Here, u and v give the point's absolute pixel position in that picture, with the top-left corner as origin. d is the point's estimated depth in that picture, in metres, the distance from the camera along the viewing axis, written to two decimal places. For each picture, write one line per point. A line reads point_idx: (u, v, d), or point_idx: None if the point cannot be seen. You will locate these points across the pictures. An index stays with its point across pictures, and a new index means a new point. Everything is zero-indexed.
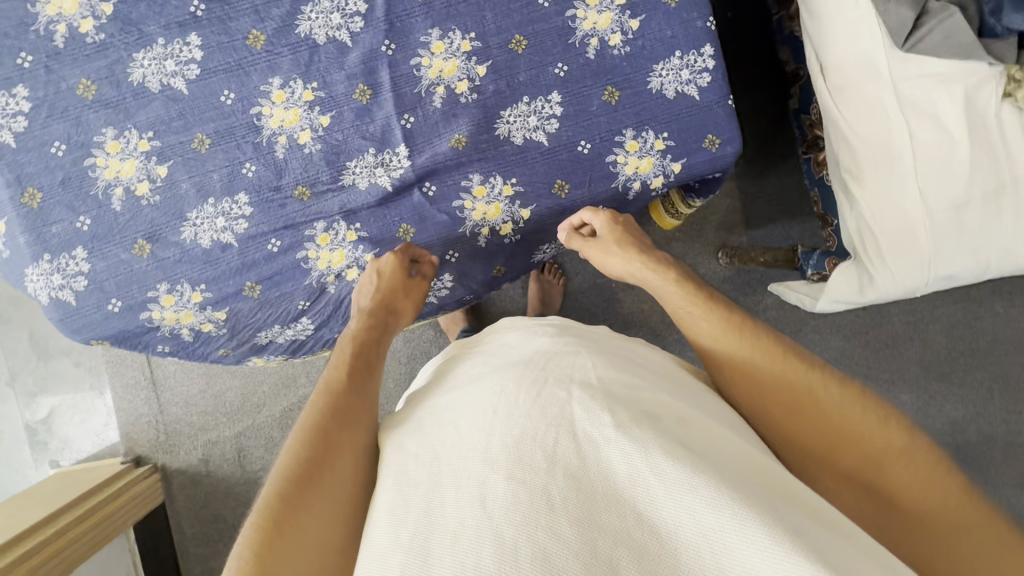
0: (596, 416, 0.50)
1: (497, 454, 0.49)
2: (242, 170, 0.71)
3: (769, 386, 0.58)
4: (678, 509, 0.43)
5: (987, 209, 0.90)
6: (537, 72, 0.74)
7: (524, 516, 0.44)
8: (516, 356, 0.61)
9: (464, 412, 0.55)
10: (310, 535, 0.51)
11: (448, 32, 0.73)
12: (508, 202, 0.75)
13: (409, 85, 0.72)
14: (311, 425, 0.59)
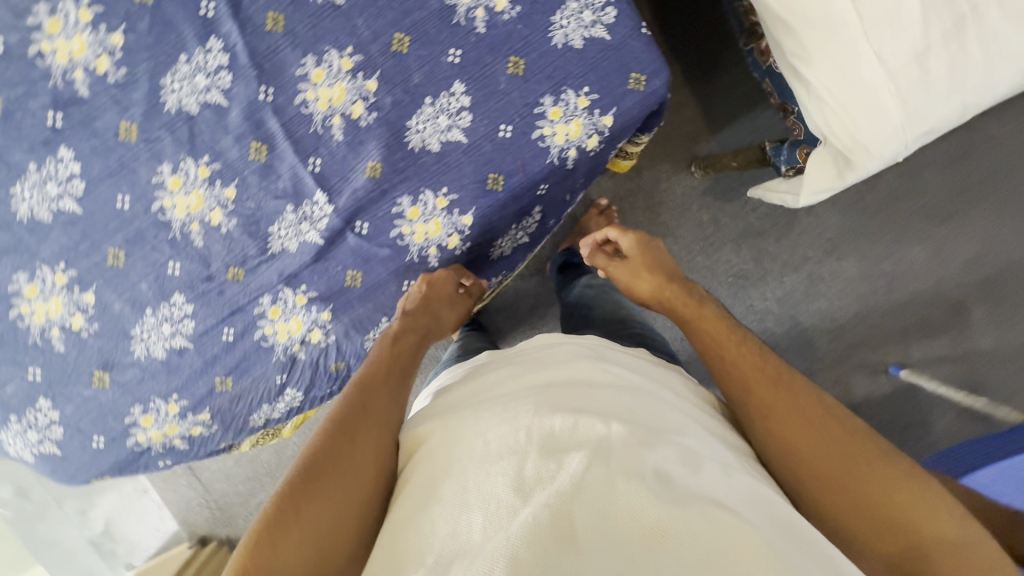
0: (631, 454, 0.55)
1: (528, 483, 0.53)
2: (168, 272, 0.68)
3: (793, 411, 0.71)
4: (689, 534, 0.49)
5: (951, 50, 0.83)
6: (430, 67, 0.68)
7: (542, 541, 0.48)
8: (562, 384, 0.67)
9: (497, 428, 0.60)
10: (308, 532, 0.54)
11: (324, 55, 0.66)
12: (446, 213, 0.70)
13: (303, 127, 0.67)
14: (334, 425, 0.63)
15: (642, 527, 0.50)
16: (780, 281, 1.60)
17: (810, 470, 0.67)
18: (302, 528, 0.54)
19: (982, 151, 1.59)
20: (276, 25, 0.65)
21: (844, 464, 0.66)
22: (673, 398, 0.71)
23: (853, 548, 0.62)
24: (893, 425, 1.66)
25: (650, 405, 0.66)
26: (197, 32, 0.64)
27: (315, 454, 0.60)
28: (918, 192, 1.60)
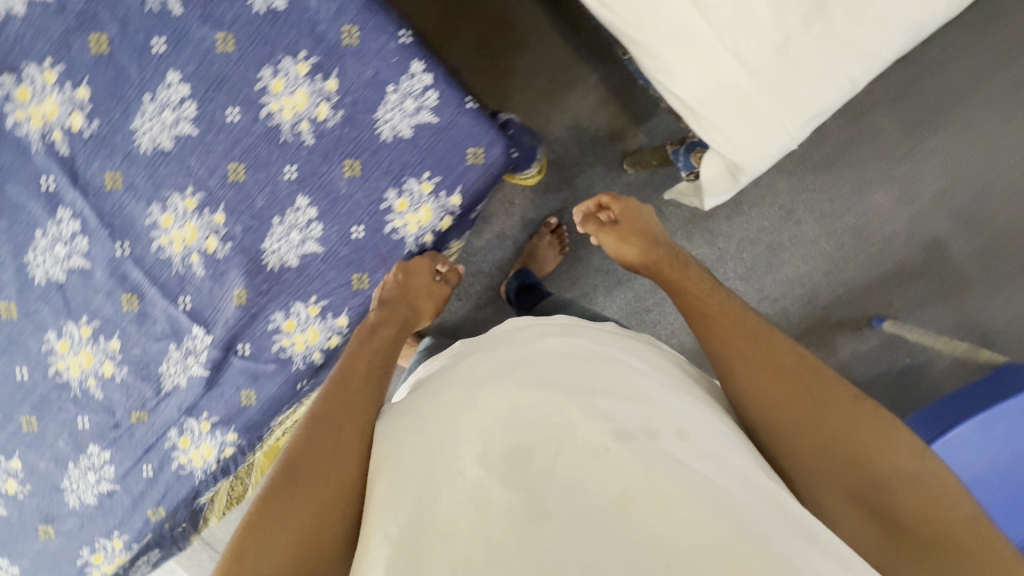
0: (596, 424, 0.61)
1: (497, 458, 0.61)
2: (78, 426, 0.72)
3: (777, 360, 0.76)
4: (645, 491, 0.55)
5: (816, 29, 0.79)
6: (270, 188, 0.69)
7: (519, 515, 0.56)
8: (534, 360, 0.74)
9: (469, 414, 0.67)
10: (292, 527, 0.61)
11: (166, 199, 0.68)
12: (321, 320, 0.73)
13: (164, 271, 0.70)
14: (311, 429, 0.68)
15: (611, 496, 0.56)
16: (740, 257, 1.54)
17: (787, 408, 0.72)
18: (292, 522, 0.61)
19: (928, 79, 1.49)
20: (114, 182, 0.68)
21: (810, 407, 0.71)
22: (643, 369, 0.77)
23: (817, 483, 0.68)
24: (884, 378, 1.61)
25: (614, 374, 0.71)
26: (44, 205, 0.69)
27: (294, 457, 0.66)
28: (872, 137, 1.50)
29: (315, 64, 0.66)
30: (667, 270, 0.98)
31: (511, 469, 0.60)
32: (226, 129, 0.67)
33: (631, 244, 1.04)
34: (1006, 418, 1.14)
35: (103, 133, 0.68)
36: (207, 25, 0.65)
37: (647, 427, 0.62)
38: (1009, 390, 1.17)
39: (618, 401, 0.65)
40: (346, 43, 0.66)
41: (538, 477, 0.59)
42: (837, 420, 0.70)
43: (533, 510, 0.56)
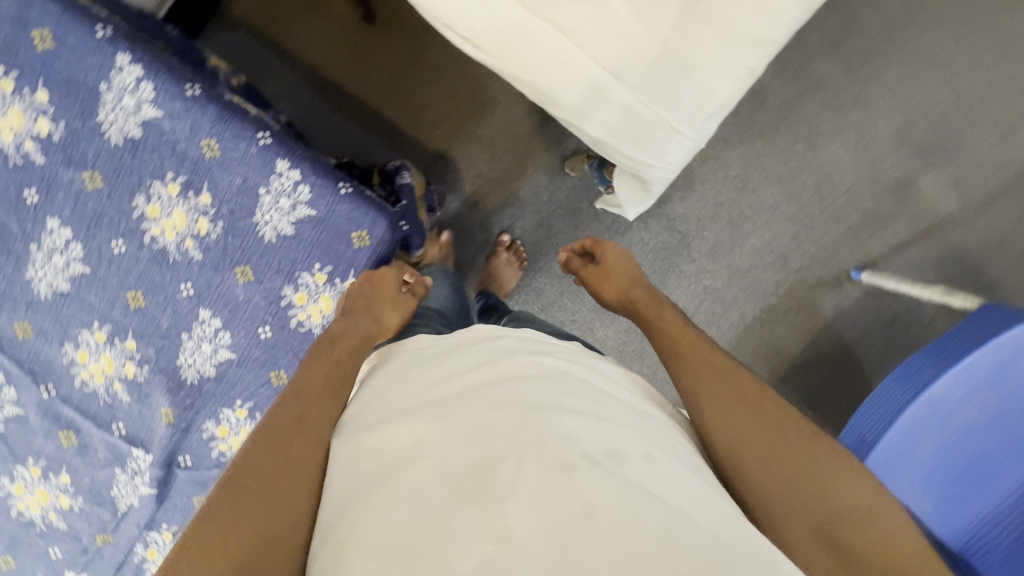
0: (563, 443, 0.60)
1: (459, 478, 0.58)
2: (51, 554, 0.87)
3: (740, 397, 0.74)
4: (595, 511, 0.53)
5: (691, 28, 0.76)
6: (172, 308, 0.81)
7: (484, 534, 0.52)
8: (499, 376, 0.70)
9: (434, 423, 0.64)
10: (237, 541, 0.62)
11: (79, 338, 0.82)
12: (250, 420, 0.83)
13: (92, 402, 0.83)
14: (267, 448, 0.68)
15: (576, 509, 0.54)
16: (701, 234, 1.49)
17: (753, 443, 0.69)
18: (241, 539, 0.62)
19: (863, 19, 1.44)
20: (25, 331, 0.82)
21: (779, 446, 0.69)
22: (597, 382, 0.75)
23: (786, 522, 0.65)
24: (876, 330, 1.52)
25: (583, 394, 0.69)
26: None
27: (248, 470, 0.67)
28: (816, 88, 1.45)
29: (187, 185, 0.77)
30: (648, 309, 0.92)
31: (471, 485, 0.56)
32: (117, 260, 0.80)
33: (613, 282, 0.98)
34: (984, 363, 1.10)
35: (6, 287, 0.81)
36: (71, 168, 0.77)
37: (609, 448, 0.61)
38: (986, 331, 1.11)
39: (565, 416, 0.64)
40: (206, 155, 0.77)
41: (500, 492, 0.55)
42: (801, 457, 0.68)
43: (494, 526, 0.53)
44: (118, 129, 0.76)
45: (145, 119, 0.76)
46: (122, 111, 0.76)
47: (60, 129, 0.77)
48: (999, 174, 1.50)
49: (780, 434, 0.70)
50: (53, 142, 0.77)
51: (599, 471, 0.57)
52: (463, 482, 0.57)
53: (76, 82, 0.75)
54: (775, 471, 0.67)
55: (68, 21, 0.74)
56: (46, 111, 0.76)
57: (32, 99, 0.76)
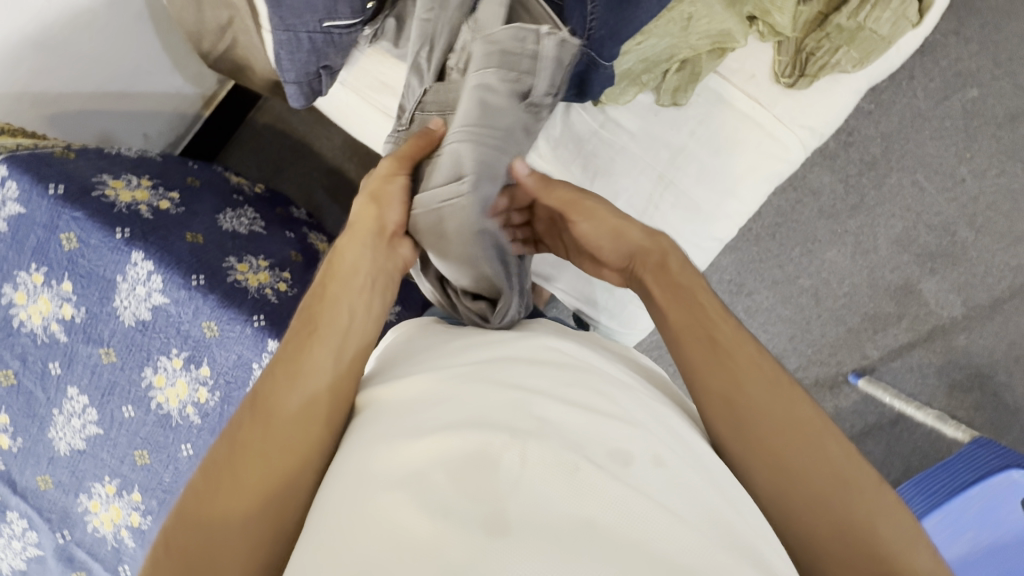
0: (564, 436, 0.41)
1: (453, 460, 0.40)
2: None
3: (796, 448, 0.47)
4: (617, 518, 0.37)
5: (667, 204, 0.82)
6: (173, 465, 0.77)
7: (473, 542, 0.35)
8: (524, 355, 0.52)
9: (438, 401, 0.45)
10: (254, 447, 0.46)
11: (91, 490, 0.79)
12: None
13: (102, 546, 0.80)
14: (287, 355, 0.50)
15: (567, 519, 0.37)
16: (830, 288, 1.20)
17: (819, 503, 0.45)
18: (270, 459, 0.45)
19: (856, 135, 1.45)
20: (46, 484, 0.79)
21: (815, 475, 0.46)
22: (619, 373, 0.55)
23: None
24: (877, 432, 1.48)
25: (601, 379, 0.50)
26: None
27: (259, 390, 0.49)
28: (810, 198, 1.47)
29: (189, 357, 0.75)
30: (682, 274, 0.57)
31: (466, 477, 0.39)
32: (126, 424, 0.77)
33: (634, 227, 0.60)
34: (974, 505, 0.94)
35: (28, 446, 0.78)
36: (90, 344, 0.74)
37: (613, 448, 0.42)
38: (973, 473, 0.94)
39: (597, 395, 0.47)
40: (208, 337, 0.74)
41: (500, 489, 0.38)
42: (823, 486, 0.45)
43: (493, 514, 0.37)
44: (129, 313, 0.73)
45: (155, 304, 0.73)
46: (134, 296, 0.73)
47: (80, 314, 0.74)
48: (1008, 279, 1.42)
49: (812, 461, 0.46)
50: (72, 323, 0.74)
51: (641, 476, 0.41)
52: (452, 465, 0.40)
53: (93, 273, 0.73)
54: (803, 498, 0.45)
55: (86, 220, 0.71)
56: (67, 297, 0.73)
57: (56, 289, 0.73)
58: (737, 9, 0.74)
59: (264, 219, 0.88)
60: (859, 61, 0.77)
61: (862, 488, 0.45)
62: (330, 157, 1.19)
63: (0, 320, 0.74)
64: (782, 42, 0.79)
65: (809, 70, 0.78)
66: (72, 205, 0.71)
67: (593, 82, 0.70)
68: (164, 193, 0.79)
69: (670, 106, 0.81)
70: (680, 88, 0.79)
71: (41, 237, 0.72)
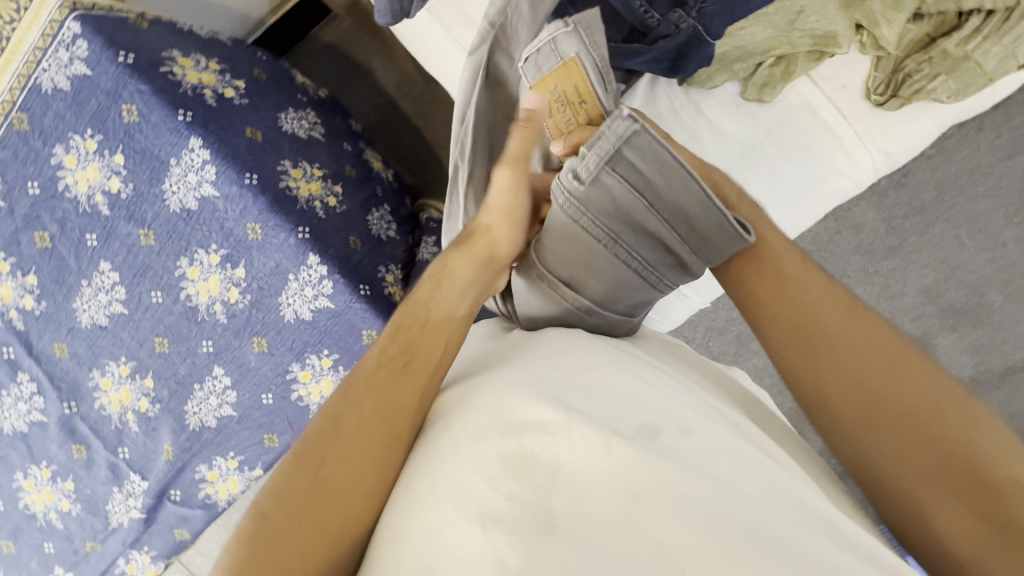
0: (595, 418, 0.40)
1: (489, 465, 0.38)
2: (46, 550, 0.86)
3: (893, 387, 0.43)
4: (658, 485, 0.36)
5: None
6: (191, 359, 0.77)
7: (526, 538, 0.35)
8: (551, 347, 0.51)
9: (474, 406, 0.45)
10: (339, 487, 0.42)
11: (105, 367, 0.78)
12: (239, 471, 0.81)
13: (105, 425, 0.80)
14: (379, 392, 0.46)
15: (610, 495, 0.37)
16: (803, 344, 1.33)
17: (929, 446, 0.41)
18: (354, 494, 0.42)
19: None
20: (62, 352, 0.78)
21: (927, 418, 0.41)
22: (642, 356, 0.54)
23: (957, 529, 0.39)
24: None
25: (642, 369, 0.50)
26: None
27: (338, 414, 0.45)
28: None
29: (226, 256, 0.74)
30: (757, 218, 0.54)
31: (510, 480, 0.37)
32: (151, 309, 0.76)
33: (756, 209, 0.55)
34: None
35: (50, 312, 0.77)
36: (130, 223, 0.73)
37: (640, 422, 0.41)
38: None
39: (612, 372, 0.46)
40: (250, 239, 0.73)
41: (541, 483, 0.38)
42: (906, 399, 0.42)
43: (540, 512, 0.36)
44: (177, 198, 0.72)
45: (204, 195, 0.72)
46: (184, 184, 0.72)
47: (126, 191, 0.72)
48: None
49: (890, 371, 0.44)
50: (117, 198, 0.73)
51: (674, 442, 0.40)
52: (489, 471, 0.38)
53: (147, 151, 0.71)
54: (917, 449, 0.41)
55: (151, 95, 0.70)
56: (117, 171, 0.72)
57: (107, 159, 0.71)
58: (846, 14, 0.72)
59: (324, 128, 0.83)
60: (956, 92, 0.75)
61: (964, 402, 0.41)
62: (386, 91, 1.17)
63: (46, 181, 0.73)
64: (881, 58, 0.77)
65: (903, 91, 0.77)
66: (139, 76, 0.69)
67: (689, 58, 0.67)
68: (230, 81, 0.76)
69: (753, 101, 0.78)
70: (769, 84, 0.76)
71: (102, 104, 0.70)
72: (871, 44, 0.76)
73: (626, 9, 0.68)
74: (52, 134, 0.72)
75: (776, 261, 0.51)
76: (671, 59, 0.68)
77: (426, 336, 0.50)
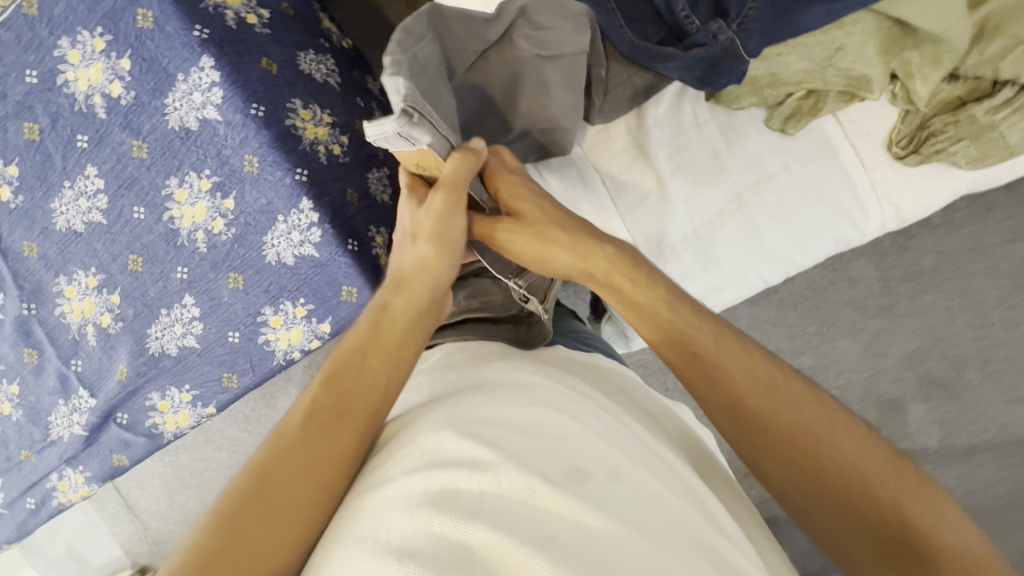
0: (525, 463, 0.42)
1: (419, 500, 0.41)
2: None
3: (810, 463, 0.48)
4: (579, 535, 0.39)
5: (732, 225, 0.81)
6: (163, 283, 0.75)
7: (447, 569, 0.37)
8: (501, 383, 0.54)
9: (417, 437, 0.48)
10: (267, 537, 0.44)
11: (72, 275, 0.76)
12: (191, 405, 0.78)
13: (62, 333, 0.77)
14: (309, 443, 0.48)
15: (533, 535, 0.39)
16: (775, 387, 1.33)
17: (841, 507, 0.47)
18: (274, 537, 0.44)
19: None
20: (31, 252, 0.75)
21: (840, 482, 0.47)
22: (592, 393, 0.56)
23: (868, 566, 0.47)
24: None
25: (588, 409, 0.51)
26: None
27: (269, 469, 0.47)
28: None
29: (217, 184, 0.72)
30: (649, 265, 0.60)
31: (438, 515, 0.40)
32: (131, 224, 0.73)
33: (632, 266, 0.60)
34: None
35: (26, 208, 0.74)
36: (125, 131, 0.71)
37: (570, 466, 0.43)
38: None
39: (554, 411, 0.48)
40: (245, 170, 0.71)
41: (462, 517, 0.40)
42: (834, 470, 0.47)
43: (462, 549, 0.38)
44: (177, 116, 0.70)
45: (206, 118, 0.70)
46: (188, 102, 0.69)
47: (127, 98, 0.70)
48: None
49: (817, 443, 0.48)
50: (117, 104, 0.70)
51: (601, 484, 0.43)
52: (415, 506, 0.40)
53: (156, 61, 0.68)
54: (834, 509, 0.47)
55: (169, 4, 0.67)
56: (121, 76, 0.69)
57: (113, 62, 0.69)
58: (884, 60, 0.71)
59: (340, 76, 0.80)
60: (974, 159, 0.76)
61: (864, 449, 0.48)
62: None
63: (45, 71, 0.69)
64: (908, 112, 0.76)
65: (924, 148, 0.76)
66: None
67: (722, 71, 0.66)
68: (256, 6, 0.73)
69: (776, 131, 0.77)
70: (795, 117, 0.76)
71: (117, 3, 0.67)
72: (901, 97, 0.75)
73: (666, 9, 0.67)
74: (59, 24, 0.68)
75: (695, 335, 0.54)
76: (704, 69, 0.67)
77: (361, 385, 0.51)
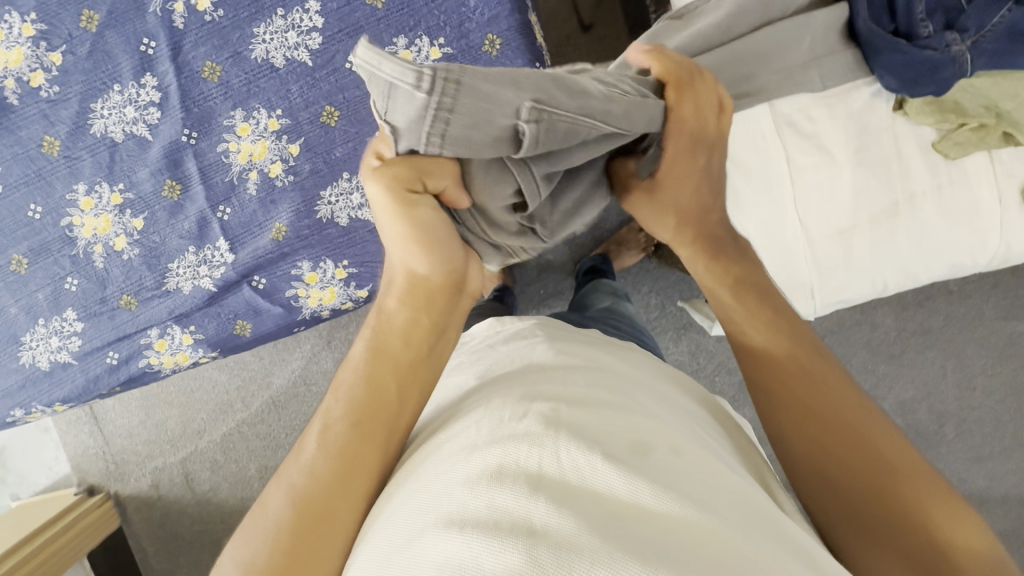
0: (586, 438, 0.42)
1: (477, 476, 0.41)
2: (65, 286, 0.78)
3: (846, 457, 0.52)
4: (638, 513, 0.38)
5: (886, 227, 0.87)
6: (354, 144, 0.74)
7: (507, 538, 0.37)
8: (552, 366, 0.54)
9: (462, 424, 0.48)
10: (325, 517, 0.51)
11: (252, 112, 0.74)
12: (343, 284, 0.77)
13: (219, 171, 0.75)
14: (346, 450, 0.54)
15: (600, 510, 0.38)
16: None
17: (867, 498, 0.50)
18: (334, 537, 0.50)
19: None
20: (211, 73, 0.73)
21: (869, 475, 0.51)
22: (664, 387, 0.57)
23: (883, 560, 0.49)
24: None
25: (642, 395, 0.52)
26: (87, 47, 0.73)
27: (319, 467, 0.53)
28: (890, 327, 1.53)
29: (448, 57, 0.72)
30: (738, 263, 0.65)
31: (500, 493, 0.39)
32: (339, 75, 0.73)
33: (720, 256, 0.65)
34: None
35: (222, 25, 0.72)
36: None
37: (635, 440, 0.43)
38: None
39: (610, 393, 0.49)
40: (484, 49, 0.71)
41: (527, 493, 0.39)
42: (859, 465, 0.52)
43: (523, 523, 0.37)
44: None
45: None
46: None
47: None
48: None
49: (852, 434, 0.53)
50: None
51: (662, 460, 0.42)
52: (474, 482, 0.41)
53: None
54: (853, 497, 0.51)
55: None
56: None
57: None
58: None
59: None
60: None
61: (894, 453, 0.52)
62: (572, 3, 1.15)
63: None
64: None
65: None
66: None
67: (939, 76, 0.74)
68: None
69: (940, 154, 0.85)
70: (962, 145, 0.83)
71: None
72: None
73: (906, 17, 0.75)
74: None
75: (769, 346, 0.59)
76: (922, 69, 0.75)
77: (380, 397, 0.56)
